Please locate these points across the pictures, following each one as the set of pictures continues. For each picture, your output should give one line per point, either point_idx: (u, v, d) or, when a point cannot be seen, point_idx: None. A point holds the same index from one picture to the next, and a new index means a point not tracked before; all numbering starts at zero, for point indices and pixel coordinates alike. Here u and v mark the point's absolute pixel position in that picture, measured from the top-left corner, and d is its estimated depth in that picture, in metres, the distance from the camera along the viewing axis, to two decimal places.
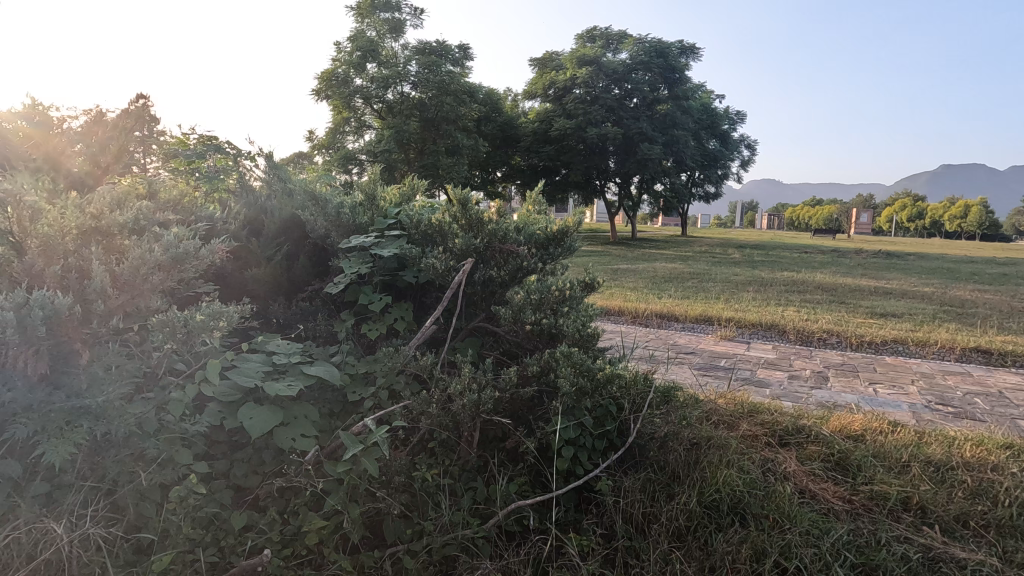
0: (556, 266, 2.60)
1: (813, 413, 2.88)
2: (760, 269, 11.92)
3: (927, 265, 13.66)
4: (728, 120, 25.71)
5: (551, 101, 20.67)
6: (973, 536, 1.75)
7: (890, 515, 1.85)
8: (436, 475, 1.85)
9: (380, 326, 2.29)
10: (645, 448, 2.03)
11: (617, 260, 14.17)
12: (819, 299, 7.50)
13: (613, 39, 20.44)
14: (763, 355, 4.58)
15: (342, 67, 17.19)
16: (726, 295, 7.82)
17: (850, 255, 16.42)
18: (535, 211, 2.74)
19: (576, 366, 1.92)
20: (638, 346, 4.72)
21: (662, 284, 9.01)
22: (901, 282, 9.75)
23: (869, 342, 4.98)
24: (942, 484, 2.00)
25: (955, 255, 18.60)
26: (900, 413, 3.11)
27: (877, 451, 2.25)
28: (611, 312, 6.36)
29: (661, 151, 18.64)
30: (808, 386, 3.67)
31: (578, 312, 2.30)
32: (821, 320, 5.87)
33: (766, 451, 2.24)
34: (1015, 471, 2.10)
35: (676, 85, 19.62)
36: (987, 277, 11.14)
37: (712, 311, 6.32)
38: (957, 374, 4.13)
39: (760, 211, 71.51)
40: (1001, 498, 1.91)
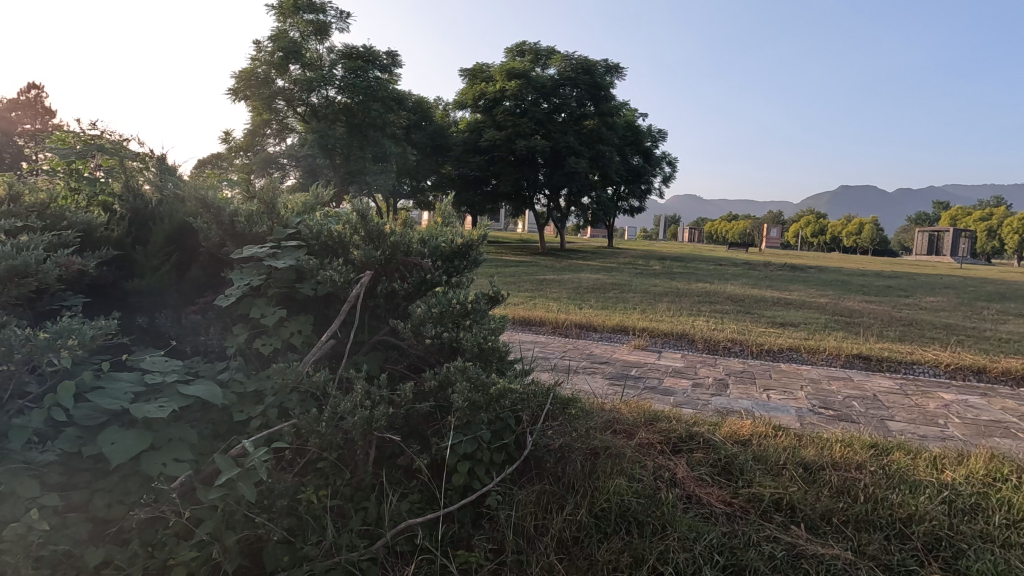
0: (460, 279, 2.61)
1: (708, 419, 3.04)
2: (678, 280, 12.50)
3: (826, 278, 14.86)
4: (652, 138, 26.99)
5: (481, 112, 20.85)
6: (834, 532, 1.89)
7: (764, 517, 1.98)
8: (325, 496, 1.79)
9: (274, 341, 2.19)
10: (542, 460, 2.05)
11: (543, 270, 14.44)
12: (728, 309, 7.96)
13: (542, 54, 20.95)
14: (671, 364, 4.81)
15: (263, 67, 16.51)
16: (643, 305, 8.14)
17: (760, 267, 17.58)
18: (442, 223, 2.74)
19: (471, 381, 1.89)
20: (556, 357, 4.80)
21: (583, 294, 9.24)
22: (802, 294, 10.54)
23: (767, 349, 5.35)
24: (812, 485, 2.15)
25: (850, 268, 20.42)
26: (785, 416, 3.35)
27: (758, 454, 2.40)
28: (533, 322, 6.45)
29: (587, 165, 19.20)
30: (708, 392, 3.88)
31: (481, 325, 2.30)
32: (726, 329, 6.22)
33: (659, 458, 2.34)
34: (875, 469, 2.30)
35: (601, 102, 20.40)
36: (874, 289, 12.27)
37: (628, 321, 6.55)
38: (841, 379, 4.50)
39: (682, 225, 75.47)
40: (860, 494, 2.07)
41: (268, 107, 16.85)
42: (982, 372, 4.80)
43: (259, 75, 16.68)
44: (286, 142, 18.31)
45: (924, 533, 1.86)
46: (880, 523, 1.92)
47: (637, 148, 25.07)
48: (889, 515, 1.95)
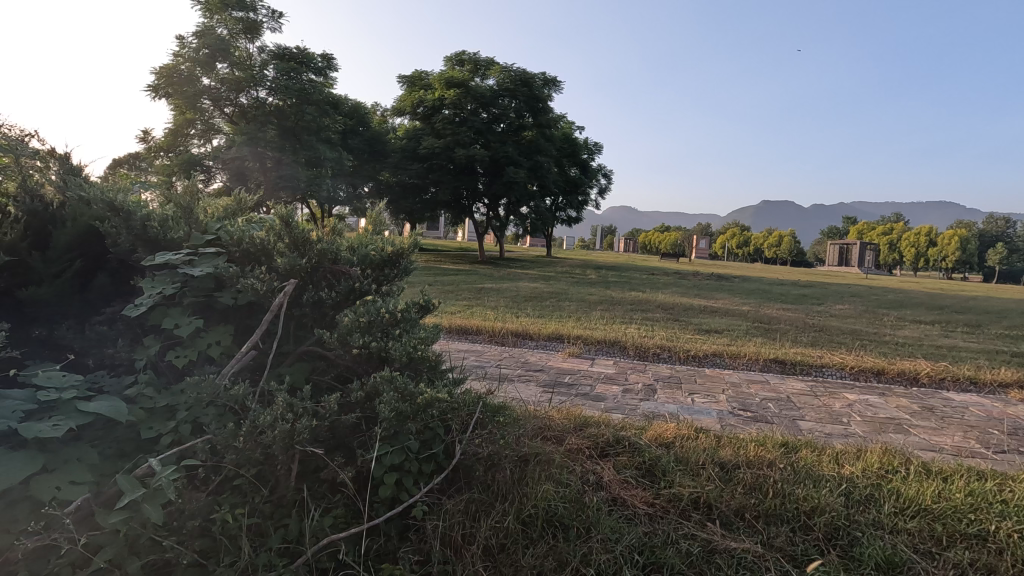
0: (391, 288, 2.59)
1: (635, 423, 3.15)
2: (612, 289, 12.88)
3: (748, 287, 15.76)
4: (588, 150, 27.76)
5: (420, 119, 20.73)
6: (746, 527, 2.00)
7: (683, 515, 2.07)
8: (241, 515, 1.72)
9: (189, 353, 2.08)
10: (472, 468, 2.06)
11: (482, 279, 14.48)
12: (658, 317, 8.28)
13: (481, 64, 21.10)
14: (604, 370, 4.94)
15: (186, 64, 15.62)
16: (578, 314, 8.31)
17: (689, 277, 18.38)
18: (372, 231, 2.70)
19: (398, 391, 1.87)
20: (491, 366, 4.82)
21: (520, 303, 9.33)
22: (725, 302, 11.14)
23: (693, 355, 5.60)
24: (727, 483, 2.28)
25: (770, 278, 21.74)
26: (707, 419, 3.52)
27: (680, 456, 2.51)
28: (469, 330, 6.45)
29: (526, 175, 19.47)
30: (637, 397, 4.01)
31: (411, 334, 2.29)
32: (656, 337, 6.46)
33: (587, 462, 2.40)
34: (785, 466, 2.46)
35: (539, 114, 20.79)
36: (790, 297, 13.16)
37: (562, 329, 6.68)
38: (759, 382, 4.78)
39: (618, 235, 77.88)
40: (770, 489, 2.21)
41: (192, 106, 16.01)
42: (880, 373, 5.24)
43: (182, 72, 15.77)
44: (212, 143, 17.45)
45: (825, 523, 2.01)
46: (786, 516, 2.05)
47: (574, 160, 25.71)
48: (794, 508, 2.09)
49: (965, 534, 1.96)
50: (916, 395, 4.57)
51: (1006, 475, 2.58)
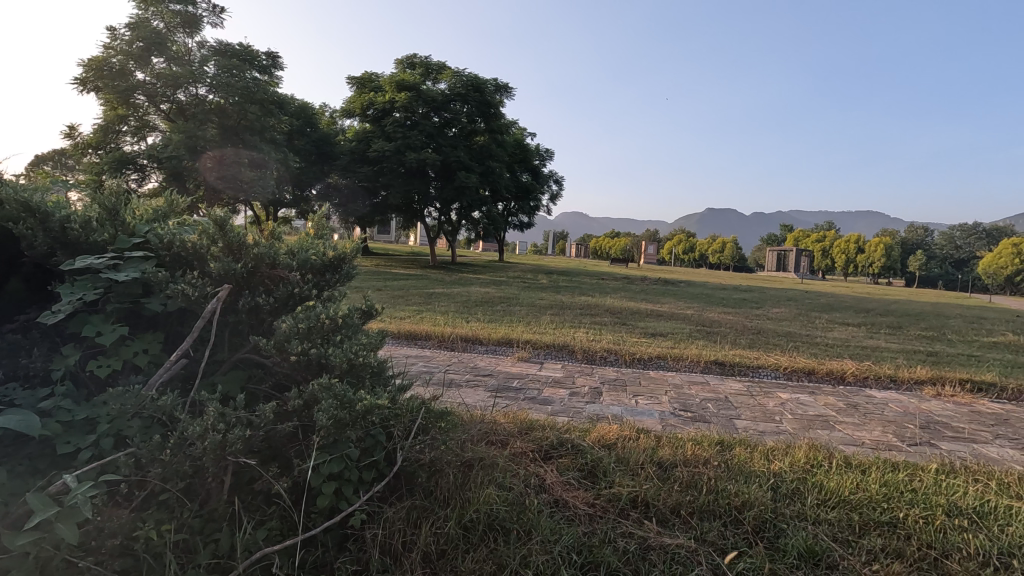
0: (332, 293, 2.54)
1: (580, 426, 3.21)
2: (562, 293, 13.06)
3: (693, 292, 16.33)
4: (539, 156, 28.08)
5: (370, 122, 20.39)
6: (681, 523, 2.07)
7: (622, 515, 2.12)
8: (167, 531, 1.66)
9: (112, 362, 1.96)
10: (414, 475, 2.05)
11: (433, 283, 14.40)
12: (606, 321, 8.46)
13: (432, 68, 20.97)
14: (551, 374, 5.00)
15: (118, 57, 14.81)
16: (528, 318, 8.37)
17: (637, 282, 18.86)
18: (313, 235, 2.65)
19: (337, 398, 1.83)
20: (439, 371, 4.79)
21: (470, 308, 9.31)
22: (671, 306, 11.52)
23: (638, 358, 5.76)
24: (665, 482, 2.35)
25: (714, 283, 22.62)
26: (649, 420, 3.62)
27: (621, 456, 2.58)
28: (418, 336, 6.39)
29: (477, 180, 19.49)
30: (583, 400, 4.08)
31: (352, 339, 2.25)
32: (603, 341, 6.60)
33: (530, 465, 2.43)
34: (719, 464, 2.57)
35: (491, 119, 20.89)
36: (731, 301, 13.74)
37: (512, 333, 6.71)
38: (699, 383, 4.96)
39: (570, 240, 79.03)
40: (704, 486, 2.30)
41: (124, 101, 15.15)
42: (810, 373, 5.55)
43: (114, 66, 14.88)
44: (146, 142, 16.66)
45: (753, 517, 2.10)
46: (718, 511, 2.14)
47: (526, 166, 25.95)
48: (726, 504, 2.18)
49: (879, 522, 2.09)
50: (842, 393, 4.86)
51: (917, 466, 2.78)
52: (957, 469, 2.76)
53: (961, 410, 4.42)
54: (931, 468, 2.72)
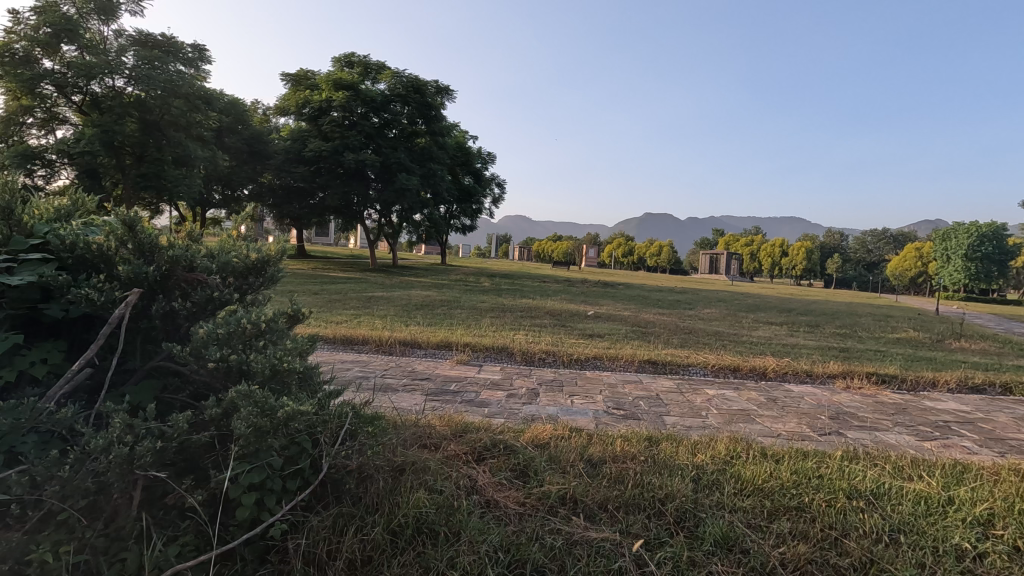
0: (256, 298, 2.45)
1: (515, 426, 3.25)
2: (504, 296, 13.12)
3: (631, 294, 16.85)
4: (481, 160, 28.15)
5: (306, 121, 19.72)
6: (608, 517, 2.14)
7: (551, 512, 2.17)
8: (65, 552, 1.55)
9: (4, 374, 1.81)
10: (341, 482, 2.02)
11: (372, 287, 14.13)
12: (546, 323, 8.58)
13: (371, 68, 20.53)
14: (489, 376, 5.02)
15: (21, 42, 13.61)
16: (469, 321, 8.35)
17: (578, 284, 19.28)
18: (236, 237, 2.54)
19: (257, 406, 1.76)
20: (376, 376, 4.71)
21: (411, 312, 9.19)
22: (609, 307, 11.83)
23: (575, 358, 5.88)
24: (593, 478, 2.42)
25: (651, 285, 23.44)
26: (583, 419, 3.71)
27: (553, 456, 2.63)
28: (355, 340, 6.25)
29: (418, 182, 19.28)
30: (520, 402, 4.12)
31: (277, 345, 2.18)
32: (542, 342, 6.68)
33: (463, 467, 2.43)
34: (645, 458, 2.67)
35: (432, 121, 20.77)
36: (666, 303, 14.28)
37: (451, 337, 6.68)
38: (633, 382, 5.12)
39: (513, 244, 79.60)
40: (630, 480, 2.39)
41: (29, 91, 13.96)
42: (736, 369, 5.85)
43: (17, 52, 13.77)
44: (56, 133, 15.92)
45: (675, 508, 2.19)
46: (643, 504, 2.23)
47: (467, 169, 25.95)
48: (650, 496, 2.27)
49: (788, 507, 2.24)
50: (763, 388, 5.16)
51: (825, 454, 3.00)
52: (858, 455, 3.00)
53: (867, 401, 4.79)
54: (837, 455, 2.94)
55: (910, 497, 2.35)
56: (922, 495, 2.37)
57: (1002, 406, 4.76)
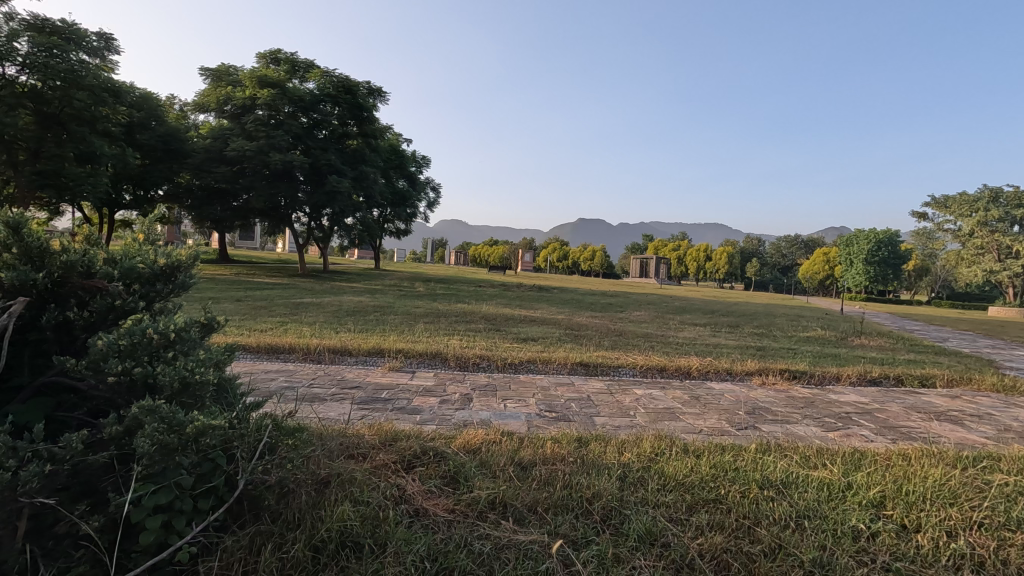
0: (166, 305, 2.29)
1: (446, 432, 3.22)
2: (439, 301, 13.01)
3: (565, 297, 17.19)
4: (415, 163, 27.86)
5: (228, 119, 18.73)
6: (537, 520, 2.16)
7: (480, 517, 2.16)
8: None
9: None
10: (259, 498, 1.92)
11: (300, 293, 13.57)
12: (480, 328, 8.58)
13: (299, 66, 19.81)
14: (423, 383, 4.94)
15: None
16: (402, 327, 8.21)
17: (514, 289, 19.44)
18: (143, 240, 2.36)
19: (164, 422, 1.65)
20: (303, 385, 4.54)
21: (341, 318, 8.92)
22: (543, 311, 11.99)
23: (509, 362, 5.91)
24: (523, 481, 2.45)
25: (583, 288, 24.05)
26: (515, 423, 3.74)
27: (483, 460, 2.63)
28: (281, 349, 5.98)
29: (350, 184, 18.78)
30: (453, 408, 4.09)
31: (189, 356, 2.02)
32: (476, 347, 6.66)
33: (392, 477, 2.38)
34: (574, 459, 2.72)
35: (364, 123, 20.34)
36: (597, 306, 14.68)
37: (384, 343, 6.54)
38: (565, 385, 5.21)
39: (449, 248, 79.22)
40: (559, 482, 2.43)
41: None
42: (663, 369, 6.09)
43: None
44: None
45: (601, 507, 2.25)
46: (572, 504, 2.27)
47: (401, 172, 25.62)
48: (578, 497, 2.31)
49: (707, 499, 2.35)
50: (688, 387, 5.41)
51: (742, 447, 3.17)
52: (771, 447, 3.20)
53: (780, 396, 5.13)
54: (752, 448, 3.12)
55: (814, 484, 2.54)
56: (824, 481, 2.56)
57: (895, 396, 5.23)
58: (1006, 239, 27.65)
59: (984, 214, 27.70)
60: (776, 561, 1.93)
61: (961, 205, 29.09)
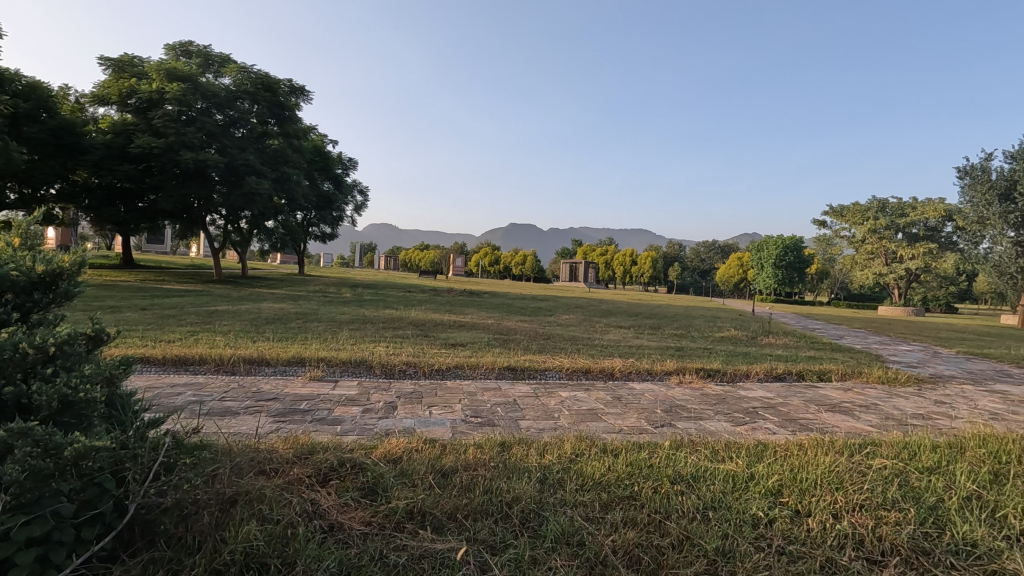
0: (46, 315, 2.09)
1: (367, 443, 3.14)
2: (366, 307, 12.68)
3: (495, 302, 17.31)
4: (342, 165, 27.11)
5: (132, 113, 17.33)
6: (456, 527, 2.15)
7: (398, 528, 2.12)
8: None
9: None
10: (154, 523, 1.80)
11: (215, 300, 12.78)
12: (409, 334, 8.45)
13: (213, 60, 18.77)
14: (345, 393, 4.79)
15: None
16: (325, 335, 7.91)
17: (444, 293, 19.35)
18: (20, 244, 2.14)
19: (39, 445, 1.51)
20: (213, 399, 4.26)
21: (260, 326, 8.48)
22: (472, 316, 12.00)
23: (436, 368, 5.86)
24: (444, 488, 2.43)
25: (514, 292, 24.34)
26: (440, 430, 3.70)
27: (403, 469, 2.59)
28: (191, 361, 5.60)
29: (270, 186, 17.97)
30: (375, 417, 3.99)
31: (73, 372, 1.85)
32: (403, 353, 6.56)
33: (304, 491, 2.29)
34: (496, 464, 2.73)
35: (285, 123, 19.63)
36: (526, 310, 14.88)
37: (306, 352, 6.29)
38: (491, 390, 5.22)
39: (378, 253, 77.46)
40: (480, 487, 2.43)
41: None
42: (587, 371, 6.24)
43: None
44: None
45: (521, 510, 2.27)
46: (492, 510, 2.27)
47: (326, 174, 24.86)
48: (498, 501, 2.33)
49: (622, 496, 2.44)
50: (611, 388, 5.58)
51: (658, 444, 3.32)
52: (684, 443, 3.36)
53: (695, 394, 5.41)
54: (665, 445, 3.27)
55: (720, 476, 2.70)
56: (730, 473, 2.73)
57: (795, 391, 5.67)
58: (891, 245, 30.69)
59: (874, 222, 30.66)
60: (683, 553, 2.03)
61: (853, 214, 31.89)
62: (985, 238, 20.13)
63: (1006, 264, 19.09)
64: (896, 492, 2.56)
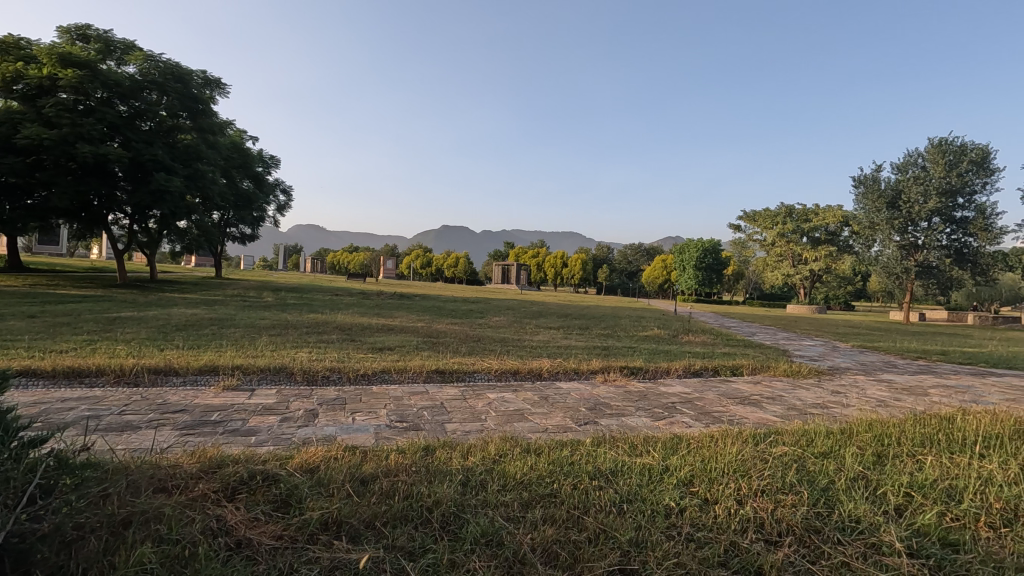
0: None
1: (282, 453, 2.99)
2: (289, 311, 12.15)
3: (425, 304, 17.11)
4: (262, 163, 25.89)
5: (17, 100, 15.60)
6: (373, 535, 2.09)
7: (311, 540, 2.04)
8: None
9: None
10: (29, 553, 1.61)
11: (118, 306, 11.77)
12: (334, 338, 8.16)
13: (115, 46, 17.37)
14: (262, 402, 4.55)
15: None
16: (242, 341, 7.48)
17: (372, 296, 18.89)
18: None
19: None
20: (111, 413, 3.92)
21: (169, 334, 7.90)
22: (401, 319, 11.78)
23: (361, 373, 5.70)
24: (362, 496, 2.37)
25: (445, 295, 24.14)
26: (362, 436, 3.60)
27: (320, 478, 2.50)
28: (86, 373, 5.13)
29: (181, 183, 16.82)
30: (294, 426, 3.81)
31: None
32: (327, 359, 6.34)
33: (210, 507, 2.15)
34: (417, 468, 2.69)
35: (198, 116, 18.54)
36: (457, 312, 14.83)
37: (221, 360, 5.93)
38: (418, 394, 5.14)
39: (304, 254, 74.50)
40: (400, 493, 2.39)
41: None
42: (515, 372, 6.29)
43: None
44: None
45: (441, 515, 2.24)
46: (411, 515, 2.24)
47: (246, 172, 23.65)
48: (418, 507, 2.29)
49: (542, 495, 2.47)
50: (538, 388, 5.65)
51: (579, 442, 3.40)
52: (604, 439, 3.46)
53: (618, 391, 5.59)
54: (586, 441, 3.36)
55: (637, 470, 2.80)
56: (646, 467, 2.84)
57: (711, 386, 5.99)
58: (797, 248, 33.17)
59: (782, 227, 33.00)
60: (598, 546, 2.09)
61: (765, 219, 34.05)
62: (875, 242, 21.96)
63: (893, 265, 20.93)
64: (793, 476, 2.76)
